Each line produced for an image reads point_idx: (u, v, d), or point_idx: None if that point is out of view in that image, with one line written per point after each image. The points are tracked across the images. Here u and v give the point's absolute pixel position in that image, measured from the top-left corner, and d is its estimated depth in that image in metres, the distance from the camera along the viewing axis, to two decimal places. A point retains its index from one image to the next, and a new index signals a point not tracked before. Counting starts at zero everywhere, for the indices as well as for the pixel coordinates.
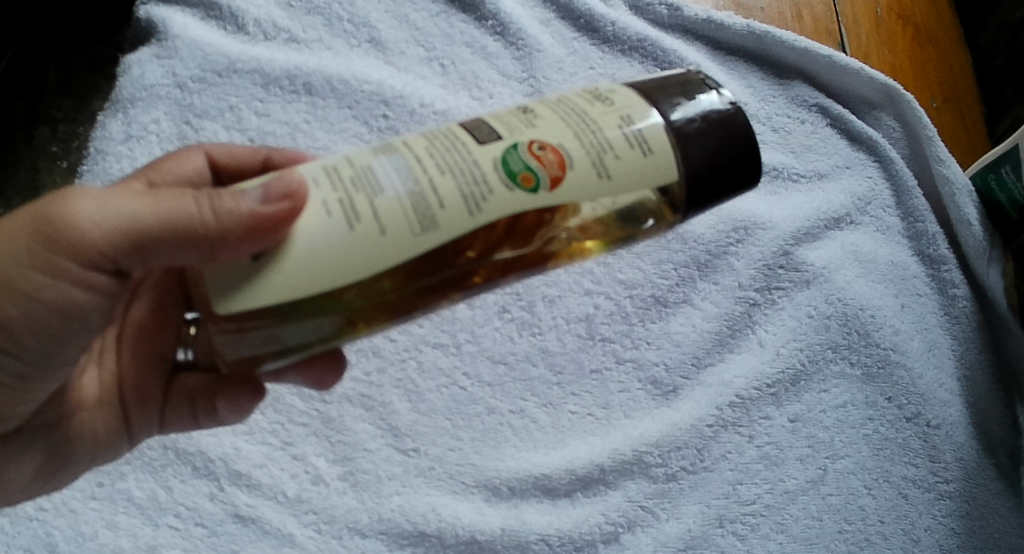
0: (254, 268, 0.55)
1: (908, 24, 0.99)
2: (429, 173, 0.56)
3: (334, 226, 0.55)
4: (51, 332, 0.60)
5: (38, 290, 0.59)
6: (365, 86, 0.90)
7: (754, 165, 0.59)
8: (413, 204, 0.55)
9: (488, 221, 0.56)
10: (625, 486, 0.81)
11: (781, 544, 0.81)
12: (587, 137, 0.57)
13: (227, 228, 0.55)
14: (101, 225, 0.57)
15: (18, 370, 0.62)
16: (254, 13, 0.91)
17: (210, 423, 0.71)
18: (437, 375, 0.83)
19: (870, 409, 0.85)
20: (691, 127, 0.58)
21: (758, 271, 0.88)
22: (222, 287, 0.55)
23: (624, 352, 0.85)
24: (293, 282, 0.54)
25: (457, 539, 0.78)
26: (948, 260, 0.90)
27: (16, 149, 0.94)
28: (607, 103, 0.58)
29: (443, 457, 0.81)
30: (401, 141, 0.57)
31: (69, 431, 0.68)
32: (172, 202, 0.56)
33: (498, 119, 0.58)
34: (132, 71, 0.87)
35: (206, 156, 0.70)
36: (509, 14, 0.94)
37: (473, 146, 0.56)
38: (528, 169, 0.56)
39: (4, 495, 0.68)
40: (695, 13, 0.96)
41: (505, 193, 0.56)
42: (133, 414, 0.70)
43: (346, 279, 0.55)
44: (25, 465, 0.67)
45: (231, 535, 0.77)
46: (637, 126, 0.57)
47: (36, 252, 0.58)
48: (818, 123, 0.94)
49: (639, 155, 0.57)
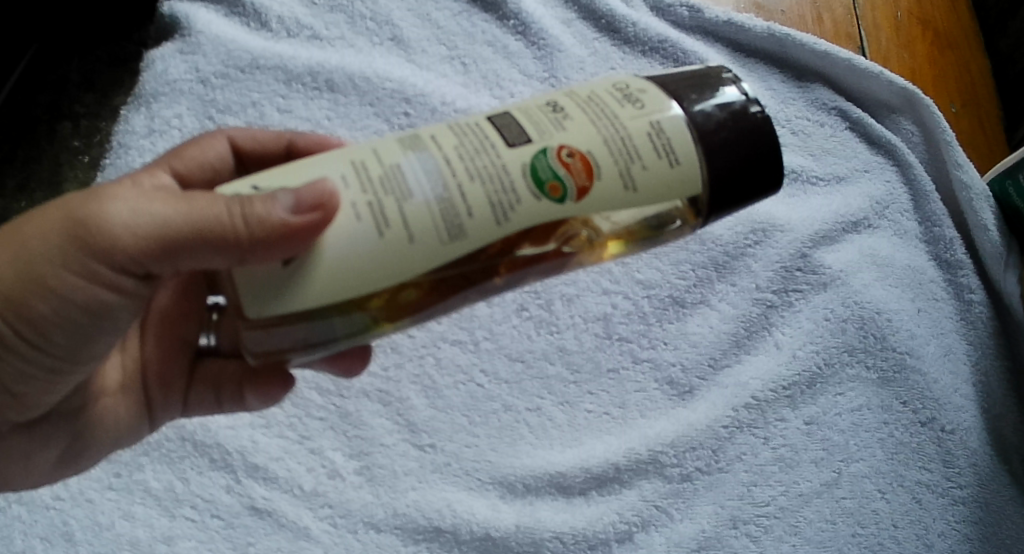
0: (290, 278, 0.55)
1: (927, 29, 0.99)
2: (458, 177, 0.56)
3: (364, 232, 0.55)
4: (79, 327, 0.61)
5: (68, 289, 0.59)
6: (387, 83, 0.91)
7: (776, 171, 0.60)
8: (441, 211, 0.55)
9: (513, 230, 0.57)
10: (639, 485, 0.82)
11: (794, 546, 0.81)
12: (616, 145, 0.57)
13: (256, 235, 0.55)
14: (132, 228, 0.57)
15: (47, 363, 0.62)
16: (277, 10, 0.91)
17: (232, 410, 0.72)
18: (454, 371, 0.83)
19: (885, 412, 0.85)
20: (717, 133, 0.58)
21: (775, 273, 0.88)
22: (258, 297, 0.55)
23: (641, 352, 0.85)
24: (324, 288, 0.55)
25: (472, 536, 0.78)
26: (965, 265, 0.90)
27: (38, 143, 0.95)
28: (636, 106, 0.58)
29: (459, 453, 0.81)
30: (428, 135, 0.57)
31: (92, 419, 0.69)
32: (202, 207, 0.56)
33: (527, 118, 0.58)
34: (155, 66, 0.88)
35: (228, 141, 0.70)
36: (531, 13, 0.95)
37: (502, 148, 0.56)
38: (556, 177, 0.56)
39: (28, 478, 0.69)
40: (715, 14, 0.96)
41: (533, 202, 0.56)
42: (156, 400, 0.71)
43: (373, 286, 0.56)
44: (49, 450, 0.68)
45: (247, 527, 0.77)
46: (665, 134, 0.58)
47: (68, 252, 0.58)
48: (838, 126, 0.94)
49: (665, 166, 0.57)
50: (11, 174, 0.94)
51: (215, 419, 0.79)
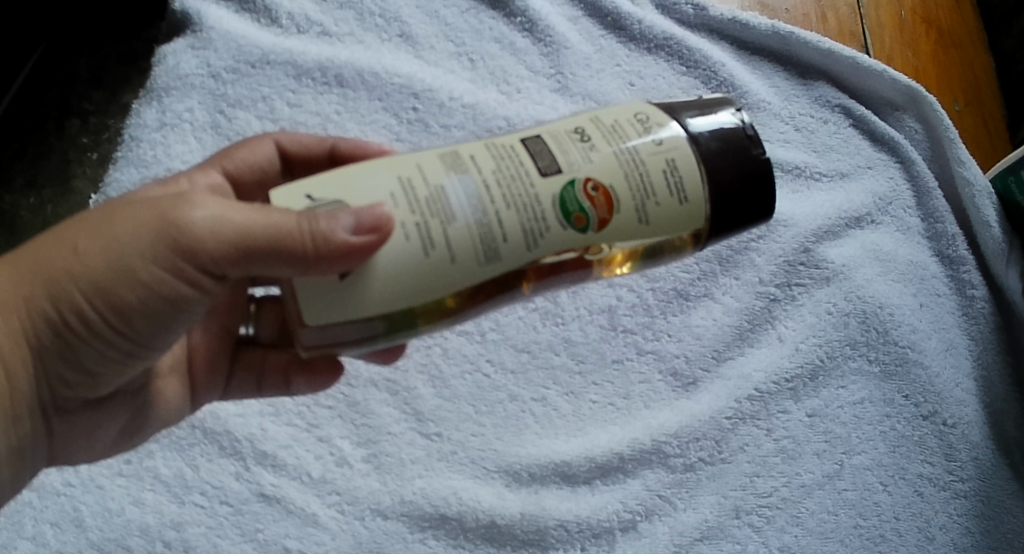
0: (349, 288, 0.58)
1: (932, 29, 1.00)
2: (495, 203, 0.58)
3: (412, 251, 0.58)
4: (154, 315, 0.61)
5: (150, 282, 0.59)
6: (395, 79, 0.92)
7: (769, 202, 0.63)
8: (481, 235, 0.58)
9: (541, 255, 0.60)
10: (643, 475, 0.83)
11: (796, 536, 0.82)
12: (636, 181, 0.60)
13: (321, 249, 0.56)
14: (205, 225, 0.58)
15: (122, 346, 0.62)
16: (287, 6, 0.93)
17: (272, 395, 0.75)
18: (461, 361, 0.84)
19: (888, 406, 0.86)
20: (723, 173, 0.61)
21: (778, 266, 0.89)
22: (318, 304, 0.58)
23: (645, 344, 0.86)
24: (373, 302, 0.58)
25: (478, 523, 0.80)
26: (967, 261, 0.91)
27: (47, 140, 0.96)
28: (656, 141, 0.61)
29: (465, 442, 0.82)
30: (467, 155, 0.60)
31: (150, 397, 0.70)
32: (275, 212, 0.57)
33: (558, 145, 0.60)
34: (167, 61, 0.90)
35: (275, 144, 0.71)
36: (539, 11, 0.95)
37: (536, 176, 0.59)
38: (581, 209, 0.59)
39: (88, 453, 0.71)
40: (720, 13, 0.96)
41: (560, 231, 0.59)
42: (200, 382, 0.72)
43: (415, 301, 0.59)
44: (110, 426, 0.70)
45: (255, 514, 0.78)
46: (679, 172, 0.60)
47: (154, 249, 0.58)
48: (841, 123, 0.95)
49: (676, 203, 0.60)
50: (20, 170, 0.95)
51: (225, 407, 0.81)
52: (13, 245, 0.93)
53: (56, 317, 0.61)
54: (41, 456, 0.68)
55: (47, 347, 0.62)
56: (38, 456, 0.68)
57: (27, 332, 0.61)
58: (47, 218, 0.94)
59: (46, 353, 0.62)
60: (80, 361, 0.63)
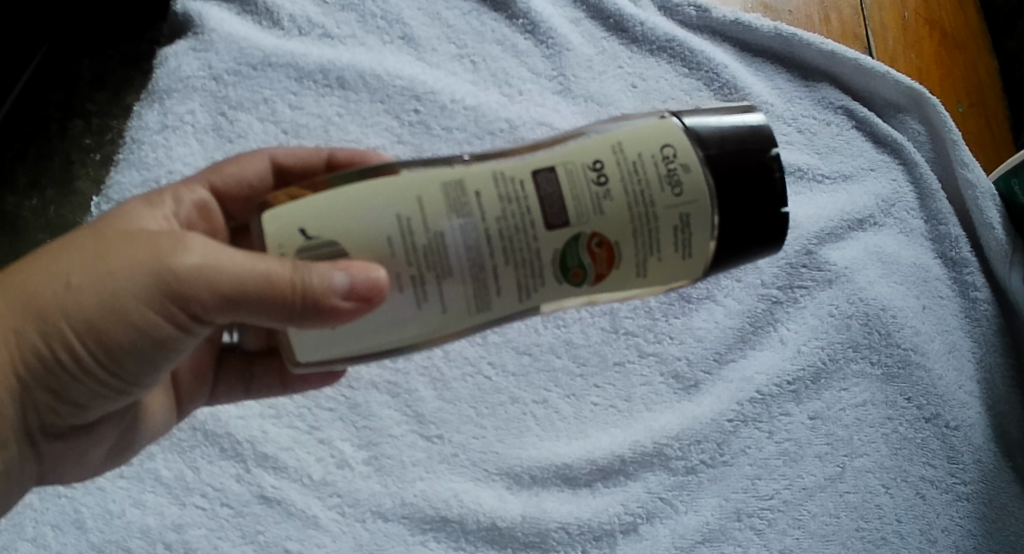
0: (337, 334, 0.61)
1: (936, 30, 1.00)
2: (494, 257, 0.59)
3: (405, 304, 0.60)
4: (143, 354, 0.61)
5: (141, 323, 0.60)
6: (397, 81, 0.92)
7: (780, 237, 0.62)
8: (475, 286, 0.60)
9: (534, 304, 0.61)
10: (645, 477, 0.83)
11: (797, 539, 0.82)
12: (642, 235, 0.60)
13: (314, 305, 0.58)
14: (198, 268, 0.58)
15: (112, 384, 0.63)
16: (288, 8, 0.92)
17: (260, 396, 0.76)
18: (462, 364, 0.84)
19: (890, 408, 0.86)
20: (734, 217, 0.61)
21: (781, 269, 0.88)
22: (306, 346, 0.61)
23: (646, 346, 0.86)
24: (361, 345, 0.61)
25: (478, 525, 0.80)
26: (970, 263, 0.91)
27: (50, 141, 0.96)
28: (675, 191, 0.60)
29: (466, 444, 0.82)
30: (473, 192, 0.59)
31: (137, 416, 0.71)
32: (269, 263, 0.58)
33: (572, 189, 0.59)
34: (168, 63, 0.90)
35: (270, 158, 0.72)
36: (541, 13, 0.95)
37: (540, 229, 0.59)
38: (581, 266, 0.60)
39: (78, 473, 0.71)
40: (723, 14, 0.96)
41: (555, 285, 0.61)
42: (185, 391, 0.73)
43: (403, 342, 0.62)
44: (101, 446, 0.70)
45: (256, 516, 0.78)
46: (691, 226, 0.60)
47: (147, 289, 0.59)
48: (844, 125, 0.94)
49: (678, 257, 0.61)
50: (23, 171, 0.95)
51: (225, 409, 0.80)
52: (16, 246, 0.94)
53: (47, 354, 0.61)
54: (31, 478, 0.68)
55: (37, 383, 0.62)
56: (26, 477, 0.67)
57: (17, 368, 0.61)
58: (50, 219, 0.94)
59: (36, 388, 0.62)
60: (70, 396, 0.63)
